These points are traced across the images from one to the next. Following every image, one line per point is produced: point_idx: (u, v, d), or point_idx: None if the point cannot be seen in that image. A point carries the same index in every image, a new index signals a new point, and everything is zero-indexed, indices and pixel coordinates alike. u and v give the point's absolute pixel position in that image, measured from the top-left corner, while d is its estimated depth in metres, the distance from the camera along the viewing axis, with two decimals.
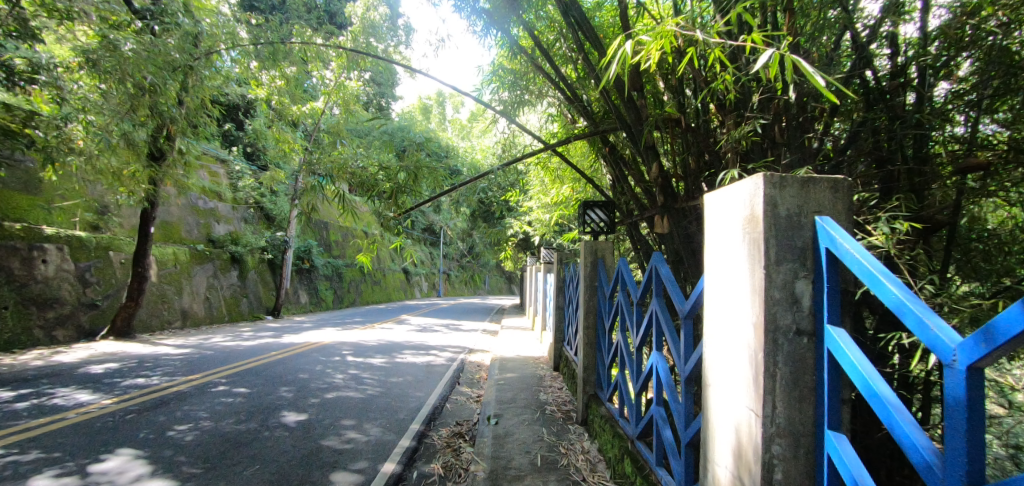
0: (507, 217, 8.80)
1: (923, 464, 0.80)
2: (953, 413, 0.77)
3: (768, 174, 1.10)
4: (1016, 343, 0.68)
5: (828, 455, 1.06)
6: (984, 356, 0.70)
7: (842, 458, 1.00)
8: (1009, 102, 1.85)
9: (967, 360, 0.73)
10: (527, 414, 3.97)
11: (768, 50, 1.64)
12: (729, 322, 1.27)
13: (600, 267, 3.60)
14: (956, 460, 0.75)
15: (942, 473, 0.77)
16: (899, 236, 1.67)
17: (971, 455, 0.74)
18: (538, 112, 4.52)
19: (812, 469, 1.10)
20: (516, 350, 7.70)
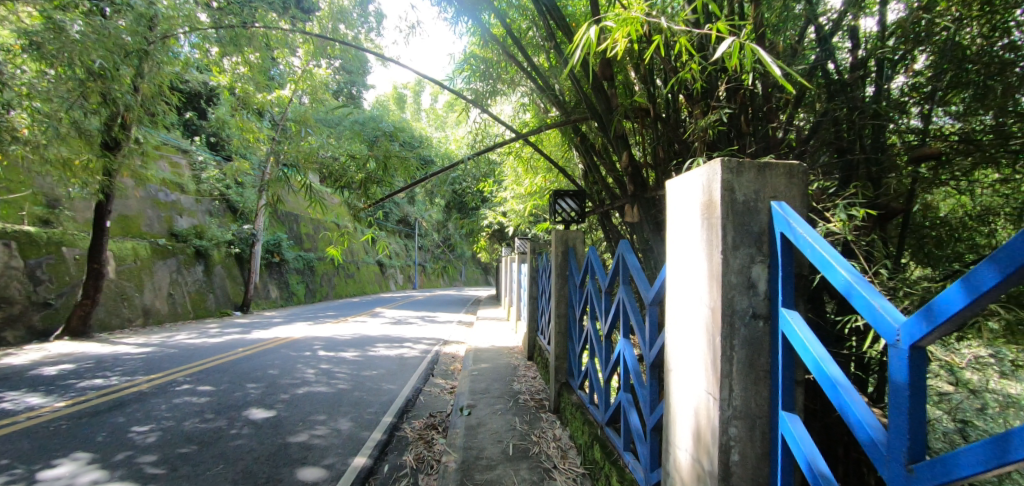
0: (482, 208, 8.77)
1: (870, 442, 0.83)
2: (896, 392, 0.80)
3: (725, 159, 1.11)
4: (956, 321, 0.70)
5: (781, 435, 1.09)
6: (925, 334, 0.72)
7: (794, 437, 1.03)
8: (960, 95, 1.96)
9: (910, 338, 0.75)
10: (500, 403, 3.98)
11: (728, 39, 1.66)
12: (688, 307, 1.29)
13: (571, 257, 3.61)
14: (899, 437, 0.78)
15: (886, 450, 0.80)
16: (855, 222, 1.72)
17: (914, 432, 0.77)
18: (511, 102, 4.47)
19: (767, 450, 1.13)
20: (491, 340, 7.71)
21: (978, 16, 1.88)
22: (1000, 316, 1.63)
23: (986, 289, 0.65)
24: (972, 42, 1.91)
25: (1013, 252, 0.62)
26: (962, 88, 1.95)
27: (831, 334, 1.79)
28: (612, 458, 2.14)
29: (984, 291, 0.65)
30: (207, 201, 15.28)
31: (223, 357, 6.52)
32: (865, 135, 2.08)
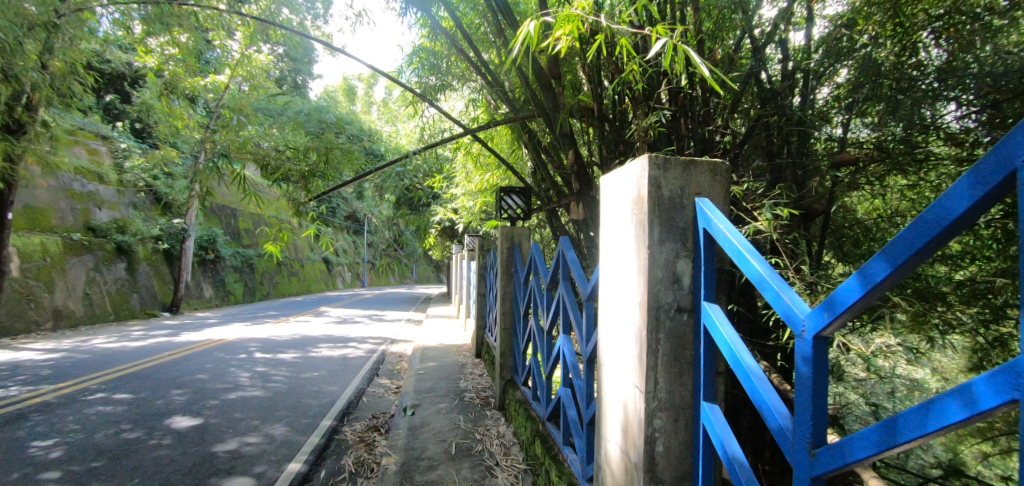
0: (433, 204, 8.63)
1: (778, 429, 0.88)
2: (801, 380, 0.85)
3: (653, 155, 1.14)
4: (853, 311, 0.75)
5: (702, 425, 1.13)
6: (827, 324, 0.77)
7: (714, 427, 1.08)
8: (874, 107, 2.11)
9: (814, 329, 0.80)
10: (444, 402, 3.94)
11: (662, 39, 1.74)
12: (619, 301, 1.32)
13: (516, 253, 3.63)
14: (803, 423, 0.83)
15: (792, 437, 0.85)
16: (780, 221, 1.83)
17: (817, 418, 0.82)
18: (462, 97, 4.40)
19: (690, 439, 1.17)
20: (439, 338, 7.62)
21: (891, 35, 2.06)
22: (903, 308, 1.79)
23: (879, 281, 0.70)
24: (886, 59, 2.07)
25: (901, 246, 0.67)
26: (878, 101, 2.08)
27: (760, 326, 1.92)
28: (552, 453, 2.17)
29: (876, 282, 0.69)
30: (131, 192, 14.05)
31: (145, 362, 6.02)
32: (792, 141, 2.25)
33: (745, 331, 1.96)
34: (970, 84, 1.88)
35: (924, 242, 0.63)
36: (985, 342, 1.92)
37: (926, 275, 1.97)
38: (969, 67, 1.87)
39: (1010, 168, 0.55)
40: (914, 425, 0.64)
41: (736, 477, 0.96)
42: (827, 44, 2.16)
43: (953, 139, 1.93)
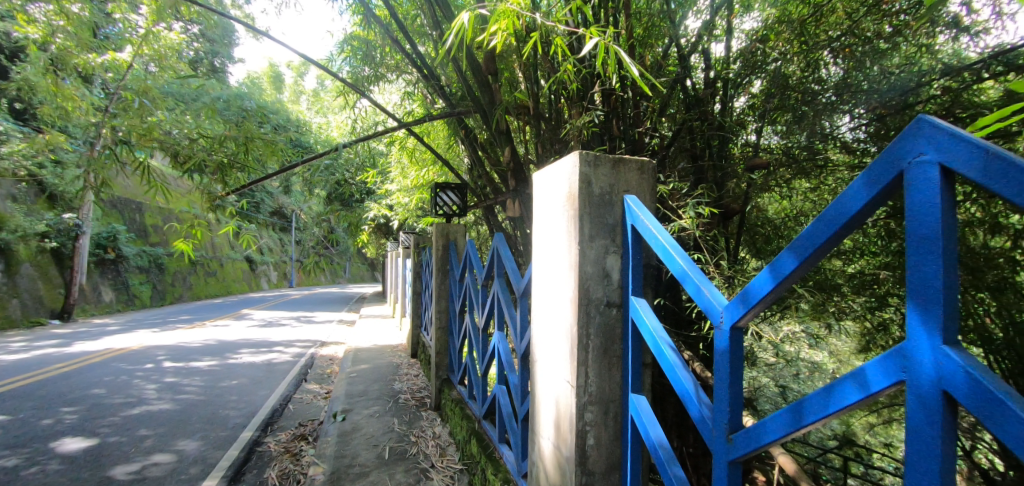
0: (366, 201, 8.33)
1: (699, 417, 0.93)
2: (720, 369, 0.90)
3: (584, 152, 1.15)
4: (765, 302, 0.81)
5: (631, 417, 1.17)
6: (743, 315, 0.82)
7: (641, 418, 1.12)
8: (782, 117, 2.33)
9: (731, 319, 0.85)
10: (378, 405, 3.82)
11: (593, 40, 1.79)
12: (551, 297, 1.33)
13: (451, 250, 3.58)
14: (721, 410, 0.88)
15: (712, 423, 0.90)
16: (702, 219, 1.94)
17: (733, 404, 0.87)
18: (397, 90, 4.26)
19: (619, 431, 1.21)
20: (373, 339, 7.36)
21: (799, 52, 2.22)
22: (806, 299, 1.96)
23: (788, 273, 0.75)
24: (793, 74, 2.25)
25: (806, 241, 0.72)
26: (785, 111, 2.28)
27: (685, 318, 2.04)
28: (488, 451, 2.17)
29: (786, 274, 0.74)
30: (8, 183, 12.23)
31: (27, 377, 5.28)
32: (714, 145, 2.38)
33: (671, 323, 2.06)
34: (859, 102, 2.14)
35: (827, 236, 0.68)
36: (872, 327, 2.16)
37: (824, 268, 2.19)
38: (862, 85, 2.13)
39: (898, 169, 0.60)
40: (818, 407, 0.69)
41: (662, 465, 0.99)
42: (743, 56, 2.34)
43: (847, 148, 2.20)
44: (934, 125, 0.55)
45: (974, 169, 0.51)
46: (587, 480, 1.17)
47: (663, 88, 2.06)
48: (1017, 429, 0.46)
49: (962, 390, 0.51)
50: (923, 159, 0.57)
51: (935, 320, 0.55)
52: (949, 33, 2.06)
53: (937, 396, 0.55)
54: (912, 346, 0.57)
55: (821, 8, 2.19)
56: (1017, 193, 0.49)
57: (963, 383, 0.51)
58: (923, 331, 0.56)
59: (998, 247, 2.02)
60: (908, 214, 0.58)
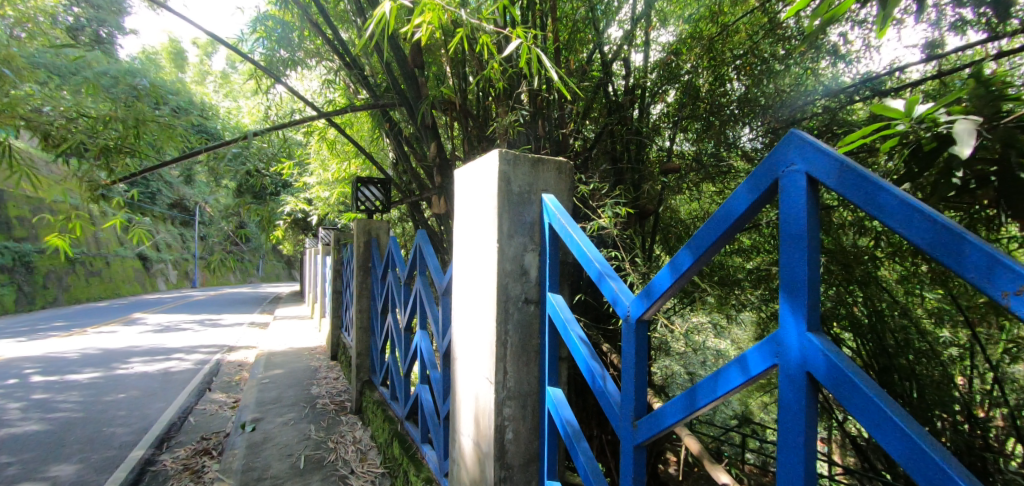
0: (282, 194, 7.80)
1: (610, 405, 0.99)
2: (626, 359, 0.95)
3: (504, 151, 1.17)
4: (666, 296, 0.87)
5: (547, 410, 1.20)
6: (647, 308, 0.87)
7: (557, 410, 1.15)
8: (692, 126, 2.54)
9: (637, 313, 0.90)
10: (293, 411, 3.60)
11: (517, 40, 1.82)
12: (472, 294, 1.34)
13: (373, 247, 3.46)
14: (629, 398, 0.94)
15: (620, 410, 0.96)
16: (619, 219, 2.04)
17: (638, 393, 0.93)
18: (315, 77, 4.01)
19: (536, 424, 1.24)
20: (288, 342, 6.89)
21: (709, 67, 2.41)
22: (709, 292, 2.14)
23: (684, 269, 0.81)
24: (703, 87, 2.46)
25: (700, 240, 0.79)
26: (695, 119, 2.50)
27: (603, 312, 2.13)
28: (410, 452, 2.12)
29: (683, 270, 0.81)
30: None
31: None
32: (632, 149, 2.50)
33: (591, 317, 2.14)
34: (757, 117, 2.41)
35: (717, 235, 0.75)
36: (767, 316, 2.36)
37: (726, 264, 2.40)
38: (760, 101, 2.39)
39: (774, 176, 0.68)
40: (709, 391, 0.76)
41: (575, 454, 1.04)
42: (660, 67, 2.50)
43: (747, 156, 2.45)
44: (802, 139, 0.62)
45: (832, 179, 0.59)
46: (506, 474, 1.19)
47: (580, 91, 2.15)
48: (862, 402, 0.54)
49: (822, 370, 0.59)
50: (794, 169, 0.64)
51: (801, 310, 0.62)
52: (830, 59, 2.37)
53: (802, 376, 0.62)
54: (784, 334, 0.65)
55: (725, 29, 2.42)
56: (865, 200, 0.57)
57: (822, 364, 0.59)
58: (792, 320, 0.63)
59: (864, 246, 2.32)
60: (782, 216, 0.66)
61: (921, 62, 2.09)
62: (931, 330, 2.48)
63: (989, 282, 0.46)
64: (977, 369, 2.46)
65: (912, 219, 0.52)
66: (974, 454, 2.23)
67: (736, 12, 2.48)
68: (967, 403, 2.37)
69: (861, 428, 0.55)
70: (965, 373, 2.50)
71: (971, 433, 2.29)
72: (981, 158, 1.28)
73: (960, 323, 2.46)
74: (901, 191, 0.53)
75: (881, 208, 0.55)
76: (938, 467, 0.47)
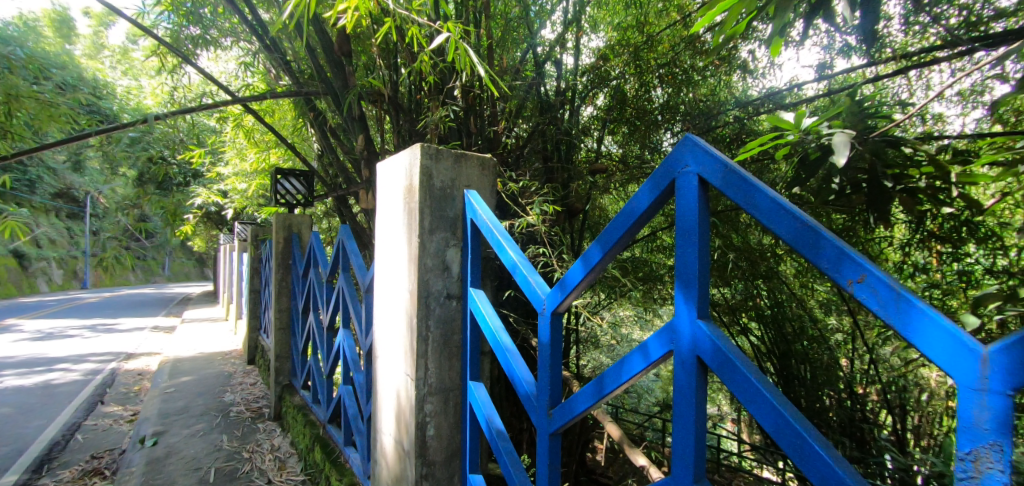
0: (192, 185, 7.14)
1: (527, 396, 1.01)
2: (543, 350, 0.98)
3: (425, 145, 1.15)
4: (579, 289, 0.91)
5: (469, 404, 1.21)
6: (562, 301, 0.91)
7: (478, 402, 1.16)
8: (618, 129, 2.66)
9: (553, 306, 0.93)
10: (202, 422, 3.31)
11: (444, 34, 1.78)
12: (392, 290, 1.31)
13: (294, 243, 3.27)
14: (545, 387, 0.97)
15: (537, 400, 0.98)
16: (547, 216, 2.07)
17: (553, 383, 0.97)
18: (231, 58, 3.70)
19: (458, 419, 1.25)
20: (197, 347, 6.31)
21: (636, 74, 2.54)
22: (633, 288, 2.25)
23: (596, 262, 0.85)
24: (630, 92, 2.60)
25: (610, 234, 0.83)
26: (622, 123, 2.64)
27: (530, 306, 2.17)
28: (332, 457, 2.04)
29: (594, 263, 0.85)
30: None
31: None
32: (562, 149, 2.53)
33: (521, 313, 2.17)
34: (677, 122, 2.57)
35: (623, 230, 0.80)
36: None
37: (650, 261, 2.55)
38: (680, 108, 2.55)
39: (672, 177, 0.73)
40: (617, 377, 0.80)
41: (496, 447, 1.06)
42: (590, 70, 2.57)
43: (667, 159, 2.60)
44: (696, 144, 0.68)
45: (718, 180, 0.65)
46: (427, 471, 1.18)
47: (506, 90, 2.17)
48: (741, 381, 0.60)
49: (709, 354, 0.64)
50: (688, 170, 0.70)
51: (692, 299, 0.67)
52: (741, 74, 2.62)
53: (692, 360, 0.67)
54: (678, 321, 0.70)
55: (651, 39, 2.58)
56: (744, 199, 0.63)
57: (709, 349, 0.64)
58: (685, 309, 0.69)
59: (766, 243, 2.56)
60: (678, 213, 0.71)
61: (816, 80, 2.34)
62: (821, 317, 2.82)
63: (837, 271, 0.52)
64: (857, 351, 2.80)
65: (780, 217, 0.58)
66: (854, 425, 2.55)
67: (660, 24, 2.65)
68: (851, 382, 2.70)
69: (740, 404, 0.61)
70: (848, 355, 2.85)
71: (853, 407, 2.64)
72: (856, 167, 1.46)
73: (844, 311, 2.79)
74: (772, 191, 0.59)
75: (757, 207, 0.61)
76: (799, 434, 0.53)
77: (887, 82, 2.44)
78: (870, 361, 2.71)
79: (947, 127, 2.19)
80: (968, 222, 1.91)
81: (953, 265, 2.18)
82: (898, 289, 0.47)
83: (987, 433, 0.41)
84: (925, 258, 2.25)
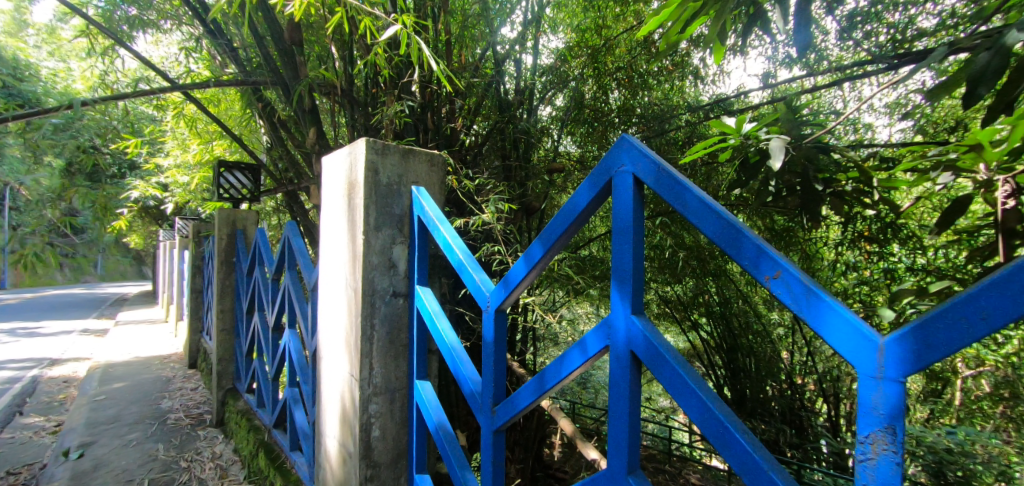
0: (129, 176, 6.66)
1: (472, 394, 1.01)
2: (487, 348, 0.98)
3: (371, 140, 1.13)
4: (522, 286, 0.92)
5: (415, 403, 1.19)
6: (505, 298, 0.91)
7: (425, 402, 1.15)
8: (574, 130, 2.74)
9: (497, 303, 0.94)
10: (136, 430, 3.11)
11: (396, 25, 1.74)
12: (336, 288, 1.28)
13: (239, 240, 3.12)
14: (489, 384, 0.97)
15: (482, 398, 0.98)
16: (503, 214, 2.08)
17: (498, 379, 0.97)
18: (171, 42, 3.47)
19: (405, 419, 1.23)
20: (133, 351, 5.91)
21: (593, 75, 2.68)
22: (589, 286, 2.29)
23: (538, 259, 0.86)
24: (588, 93, 2.70)
25: (551, 232, 0.84)
26: (580, 124, 2.73)
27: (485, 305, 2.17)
28: (277, 462, 1.97)
29: (536, 260, 0.86)
30: None
31: None
32: (520, 148, 2.49)
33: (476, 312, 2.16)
34: (633, 124, 2.70)
35: (564, 227, 0.81)
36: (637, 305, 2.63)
37: (605, 259, 2.60)
38: (637, 110, 2.69)
39: (609, 176, 0.75)
40: (557, 372, 0.82)
41: (443, 446, 1.05)
42: (550, 71, 2.60)
43: None
44: (632, 145, 0.70)
45: (652, 180, 0.67)
46: (372, 473, 1.16)
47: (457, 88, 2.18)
48: (670, 375, 0.62)
49: (641, 348, 0.67)
50: (624, 170, 0.72)
51: (626, 296, 0.70)
52: (693, 80, 2.81)
53: (626, 355, 0.69)
54: (614, 317, 0.72)
55: (608, 42, 2.69)
56: (675, 199, 0.65)
57: (642, 343, 0.67)
58: (620, 306, 0.71)
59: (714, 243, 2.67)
60: (615, 211, 0.73)
61: (761, 89, 2.47)
62: (764, 312, 2.98)
63: (757, 268, 0.56)
64: (796, 344, 3.00)
65: (706, 215, 0.61)
66: (794, 414, 3.02)
67: (617, 27, 2.74)
68: (790, 372, 3.07)
69: (669, 397, 0.64)
70: (789, 348, 3.07)
71: (792, 396, 3.07)
72: (790, 171, 1.56)
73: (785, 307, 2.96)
74: (700, 191, 0.62)
75: (687, 206, 0.64)
76: (721, 423, 0.56)
77: (824, 92, 2.61)
78: (808, 351, 3.01)
79: (876, 135, 2.37)
80: (892, 224, 2.07)
81: (880, 263, 2.37)
82: (808, 285, 0.50)
83: (882, 418, 0.44)
84: (856, 257, 2.42)
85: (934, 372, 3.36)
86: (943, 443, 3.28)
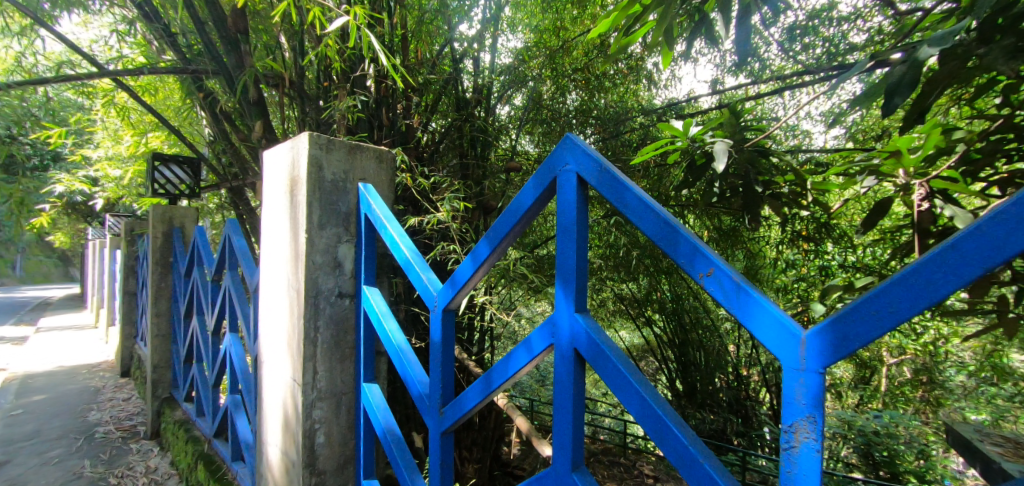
0: (51, 169, 6.11)
1: (420, 395, 1.00)
2: (435, 348, 0.97)
3: (314, 134, 1.09)
4: (469, 284, 0.91)
5: (362, 406, 1.16)
6: (453, 297, 0.91)
7: (372, 405, 1.12)
8: (532, 129, 2.75)
9: (444, 302, 0.93)
10: (58, 446, 2.86)
11: (346, 16, 1.68)
12: (278, 289, 1.22)
13: (176, 239, 2.93)
14: (437, 385, 0.96)
15: (430, 399, 0.97)
16: (458, 213, 2.06)
17: (445, 380, 0.96)
18: (100, 24, 3.21)
19: (351, 423, 1.19)
20: (57, 359, 5.43)
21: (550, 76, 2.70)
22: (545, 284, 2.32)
23: (485, 257, 0.86)
24: (545, 94, 2.73)
25: (498, 230, 0.84)
26: (538, 123, 2.76)
27: None
28: (217, 474, 1.87)
29: (483, 258, 0.85)
30: None
31: None
32: (477, 146, 2.48)
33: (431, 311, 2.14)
34: (590, 125, 2.79)
35: (510, 226, 0.81)
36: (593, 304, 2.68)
37: None
38: (592, 113, 2.77)
39: (554, 175, 0.75)
40: (504, 371, 0.82)
41: (391, 449, 1.03)
42: (508, 70, 2.60)
43: None
44: (575, 145, 0.71)
45: (594, 179, 0.68)
46: (317, 480, 1.12)
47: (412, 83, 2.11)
48: (612, 371, 0.63)
49: (584, 346, 0.68)
50: (568, 168, 0.72)
51: (570, 294, 0.70)
52: (647, 84, 2.94)
53: (570, 353, 0.70)
54: (559, 316, 0.72)
55: (566, 45, 2.76)
56: (616, 199, 0.67)
57: (585, 342, 0.67)
58: (564, 304, 0.72)
59: None
60: (559, 209, 0.74)
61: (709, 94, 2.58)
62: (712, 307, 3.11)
63: (692, 265, 0.58)
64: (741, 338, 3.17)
65: (645, 214, 0.63)
66: (739, 403, 3.27)
67: (575, 30, 2.82)
68: (737, 364, 3.26)
69: (610, 394, 0.65)
70: (735, 341, 3.24)
71: (737, 387, 3.27)
72: (733, 174, 1.65)
73: None
74: (639, 190, 0.64)
75: (627, 205, 0.65)
76: (659, 417, 0.58)
77: (766, 100, 2.75)
78: (752, 343, 3.20)
79: (812, 141, 2.53)
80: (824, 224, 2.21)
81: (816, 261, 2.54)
82: (737, 280, 0.52)
83: (804, 407, 0.47)
84: (795, 255, 2.58)
85: (863, 361, 3.65)
86: (870, 426, 3.56)
